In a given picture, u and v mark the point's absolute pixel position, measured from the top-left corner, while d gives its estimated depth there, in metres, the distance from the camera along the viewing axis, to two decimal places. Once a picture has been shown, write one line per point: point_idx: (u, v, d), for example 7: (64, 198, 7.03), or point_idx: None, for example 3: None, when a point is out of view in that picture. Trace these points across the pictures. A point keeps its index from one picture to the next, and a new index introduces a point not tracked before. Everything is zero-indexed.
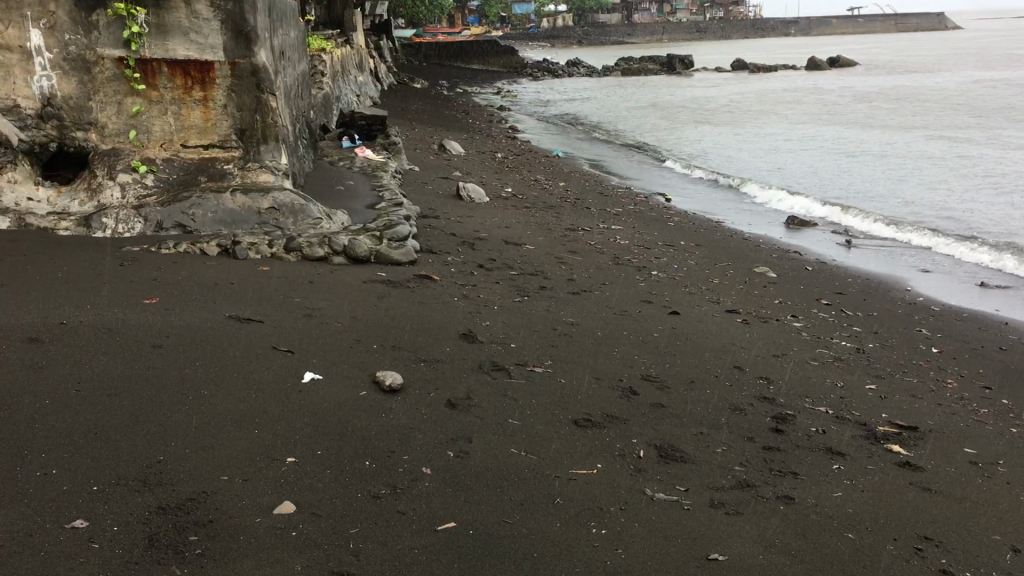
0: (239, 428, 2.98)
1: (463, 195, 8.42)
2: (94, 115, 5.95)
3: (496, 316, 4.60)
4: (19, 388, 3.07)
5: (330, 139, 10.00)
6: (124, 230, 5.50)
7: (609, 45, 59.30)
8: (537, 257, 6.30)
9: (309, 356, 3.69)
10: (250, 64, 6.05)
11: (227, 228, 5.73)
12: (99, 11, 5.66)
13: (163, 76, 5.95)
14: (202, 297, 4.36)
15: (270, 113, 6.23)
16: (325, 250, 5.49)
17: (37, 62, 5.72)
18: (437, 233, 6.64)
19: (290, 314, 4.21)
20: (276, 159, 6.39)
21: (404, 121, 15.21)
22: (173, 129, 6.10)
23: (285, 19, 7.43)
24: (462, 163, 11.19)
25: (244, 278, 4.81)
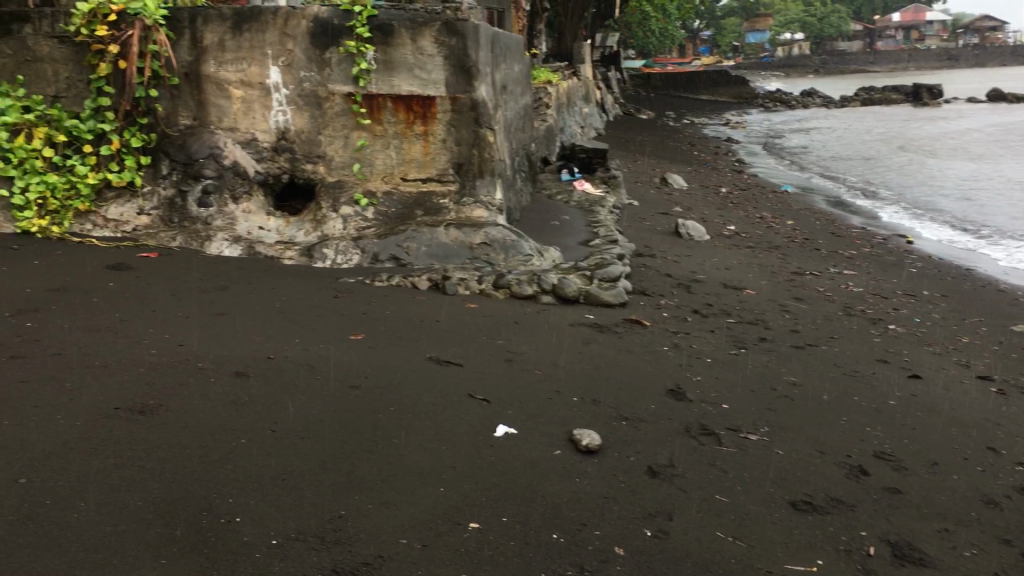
0: (424, 484, 2.84)
1: (683, 233, 8.07)
2: (323, 148, 6.14)
3: (709, 371, 4.24)
4: (220, 426, 3.09)
5: (550, 172, 9.97)
6: (342, 261, 5.63)
7: (849, 74, 56.59)
8: (758, 304, 5.86)
9: (505, 408, 3.51)
10: (471, 99, 5.99)
11: (439, 262, 5.72)
12: (331, 48, 5.90)
13: (387, 110, 6.01)
14: (405, 335, 4.31)
15: (488, 147, 6.09)
16: (533, 289, 5.32)
17: (275, 97, 6.05)
18: (652, 274, 6.34)
19: (491, 359, 4.06)
20: (492, 195, 6.20)
21: (627, 153, 15.00)
22: (395, 162, 6.11)
23: (508, 53, 7.45)
24: (685, 198, 10.82)
25: (450, 316, 4.74)
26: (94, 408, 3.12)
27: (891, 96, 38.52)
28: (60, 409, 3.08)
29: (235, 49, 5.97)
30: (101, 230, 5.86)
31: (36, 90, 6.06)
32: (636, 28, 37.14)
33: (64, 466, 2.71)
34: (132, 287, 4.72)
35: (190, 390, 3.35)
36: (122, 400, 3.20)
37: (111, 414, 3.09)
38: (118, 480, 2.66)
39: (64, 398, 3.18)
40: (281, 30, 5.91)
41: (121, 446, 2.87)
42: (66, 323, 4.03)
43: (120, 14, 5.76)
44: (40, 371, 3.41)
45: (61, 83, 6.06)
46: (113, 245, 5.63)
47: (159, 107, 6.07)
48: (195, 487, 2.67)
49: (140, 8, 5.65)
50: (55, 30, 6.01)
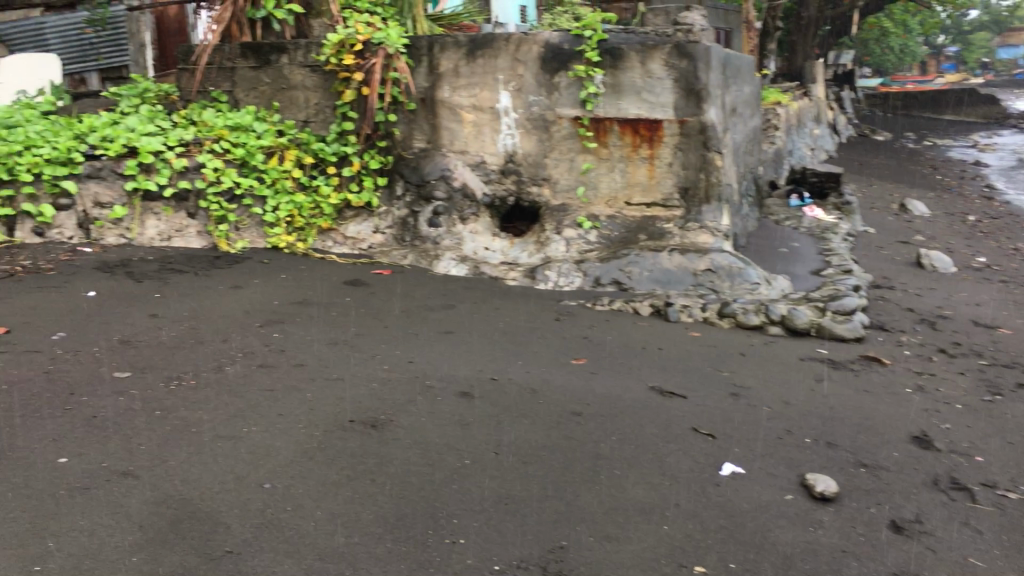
0: (648, 521, 2.77)
1: (925, 264, 7.53)
2: (548, 171, 6.20)
3: (960, 419, 3.88)
4: (446, 445, 3.15)
5: (779, 197, 9.61)
6: (564, 284, 5.66)
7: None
8: (1015, 345, 5.34)
9: (732, 445, 3.37)
10: (699, 122, 5.84)
11: (662, 288, 5.60)
12: (561, 73, 5.95)
13: (613, 133, 5.99)
14: (627, 362, 4.25)
15: (715, 171, 5.90)
16: (760, 319, 5.10)
17: (504, 121, 6.18)
18: (890, 307, 5.93)
19: (717, 392, 3.92)
20: (718, 221, 5.98)
21: (860, 177, 14.24)
22: (619, 186, 6.09)
23: (739, 75, 7.26)
24: (927, 226, 10.10)
25: (673, 345, 4.64)
26: (331, 419, 3.28)
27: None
28: (302, 419, 3.25)
29: (469, 75, 6.15)
30: (339, 247, 6.25)
31: (289, 115, 6.55)
32: (873, 45, 35.32)
33: (303, 473, 2.85)
34: (367, 303, 4.96)
35: (419, 408, 3.44)
36: (357, 414, 3.34)
37: (346, 426, 3.23)
38: (351, 492, 2.76)
39: (304, 408, 3.36)
40: (514, 55, 6.03)
41: (354, 458, 2.99)
42: (307, 336, 4.28)
43: (365, 44, 6.10)
44: (284, 381, 3.63)
45: (310, 109, 6.50)
46: (351, 262, 5.96)
47: (396, 131, 6.38)
48: (422, 505, 2.73)
49: (383, 38, 5.97)
50: (308, 60, 6.43)
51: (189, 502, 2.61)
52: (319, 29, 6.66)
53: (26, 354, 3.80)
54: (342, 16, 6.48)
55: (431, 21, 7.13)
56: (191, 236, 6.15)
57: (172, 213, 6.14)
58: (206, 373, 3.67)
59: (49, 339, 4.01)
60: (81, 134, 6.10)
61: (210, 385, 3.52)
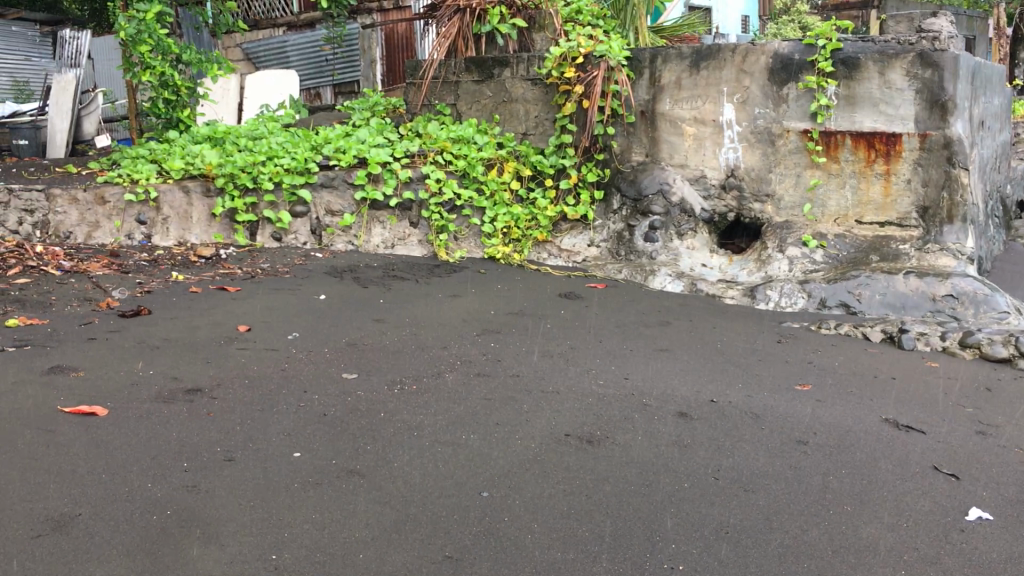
0: (883, 563, 2.55)
1: None
2: (773, 187, 5.95)
3: None
4: (663, 465, 3.06)
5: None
6: (786, 305, 5.41)
7: None
8: None
9: (979, 488, 3.06)
10: (943, 136, 5.43)
11: (895, 313, 5.23)
12: (790, 84, 5.73)
13: (846, 147, 5.65)
14: (857, 390, 3.98)
15: (960, 190, 5.44)
16: (1010, 351, 4.60)
17: (728, 135, 5.98)
18: None
19: (960, 429, 3.59)
20: (963, 242, 5.48)
21: None
22: (849, 203, 5.76)
23: (988, 85, 6.71)
24: None
25: (908, 375, 4.31)
26: (547, 432, 3.26)
27: None
28: (518, 430, 3.26)
29: (691, 87, 6.04)
30: (555, 258, 6.30)
31: (510, 128, 6.67)
32: None
33: (519, 484, 2.84)
34: (581, 316, 4.94)
35: (636, 426, 3.36)
36: (573, 427, 3.31)
37: (562, 440, 3.20)
38: (566, 507, 2.72)
39: (520, 419, 3.36)
40: (739, 66, 5.84)
41: (571, 473, 2.95)
42: (523, 346, 4.30)
43: (587, 56, 6.13)
44: (501, 390, 3.66)
45: (531, 122, 6.59)
46: (565, 274, 5.96)
47: (614, 144, 6.32)
48: (639, 526, 2.65)
49: (606, 50, 5.97)
50: (530, 73, 6.51)
51: (411, 504, 2.66)
52: (541, 42, 6.75)
53: (264, 351, 4.04)
54: (564, 30, 6.53)
55: (653, 34, 7.05)
56: (413, 244, 6.35)
57: (396, 223, 6.34)
58: (427, 378, 3.75)
59: (286, 338, 4.26)
60: (317, 146, 6.47)
61: (430, 390, 3.60)
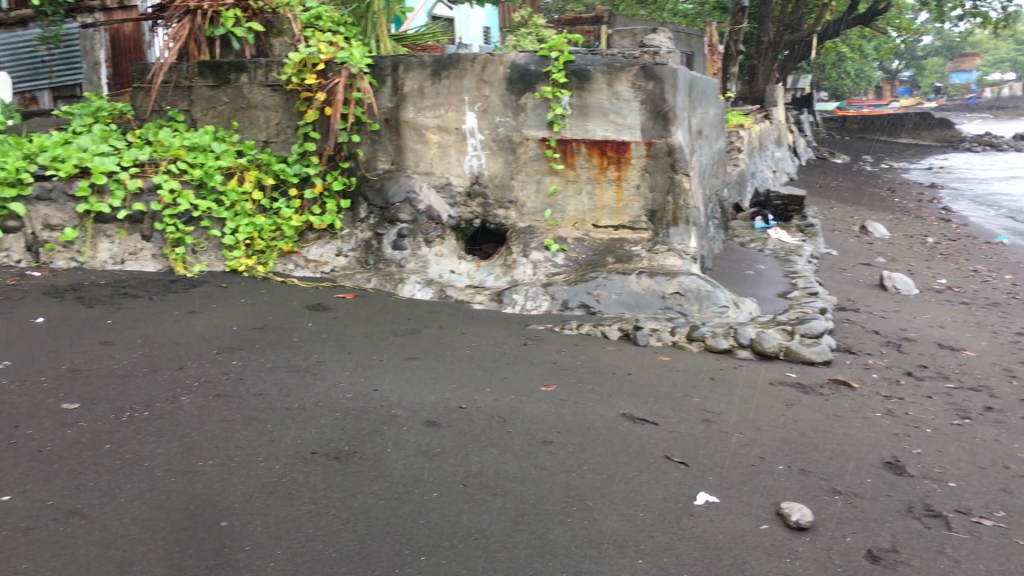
0: (622, 554, 2.67)
1: (888, 286, 7.60)
2: (515, 193, 6.17)
3: (932, 443, 3.83)
4: (412, 476, 3.04)
5: (742, 219, 9.67)
6: (532, 307, 5.63)
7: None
8: (980, 368, 5.35)
9: (706, 474, 3.29)
10: (666, 144, 5.84)
11: (630, 311, 5.61)
12: (527, 94, 5.95)
13: (581, 155, 5.97)
14: (598, 388, 4.18)
15: (683, 194, 5.91)
16: (729, 342, 5.16)
17: (470, 142, 6.15)
18: (856, 330, 5.94)
19: (688, 419, 3.84)
20: (686, 243, 6.01)
21: (820, 199, 14.37)
22: (586, 208, 6.06)
23: (705, 97, 7.31)
24: (888, 248, 10.20)
25: (643, 370, 4.61)
26: (292, 452, 3.15)
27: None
28: (261, 451, 3.12)
29: (434, 95, 6.13)
30: (302, 269, 6.12)
31: (250, 135, 6.43)
32: (831, 69, 35.77)
33: (262, 509, 2.72)
34: (329, 328, 4.84)
35: (385, 439, 3.32)
36: (319, 445, 3.22)
37: (308, 458, 3.11)
38: (313, 528, 2.64)
39: (263, 440, 3.23)
40: (479, 76, 6.02)
41: (317, 493, 2.86)
42: (268, 363, 4.15)
43: (328, 63, 6.00)
44: (243, 411, 3.50)
45: (272, 129, 6.39)
46: (312, 286, 5.81)
47: (359, 152, 6.28)
48: (387, 541, 2.61)
49: (347, 57, 5.87)
50: (269, 79, 6.32)
51: (140, 543, 2.47)
52: (281, 47, 6.58)
53: None
54: (303, 34, 6.35)
55: (395, 41, 7.05)
56: (146, 260, 5.97)
57: (126, 236, 5.97)
58: (160, 404, 3.51)
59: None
60: (30, 153, 5.86)
61: (164, 416, 3.38)
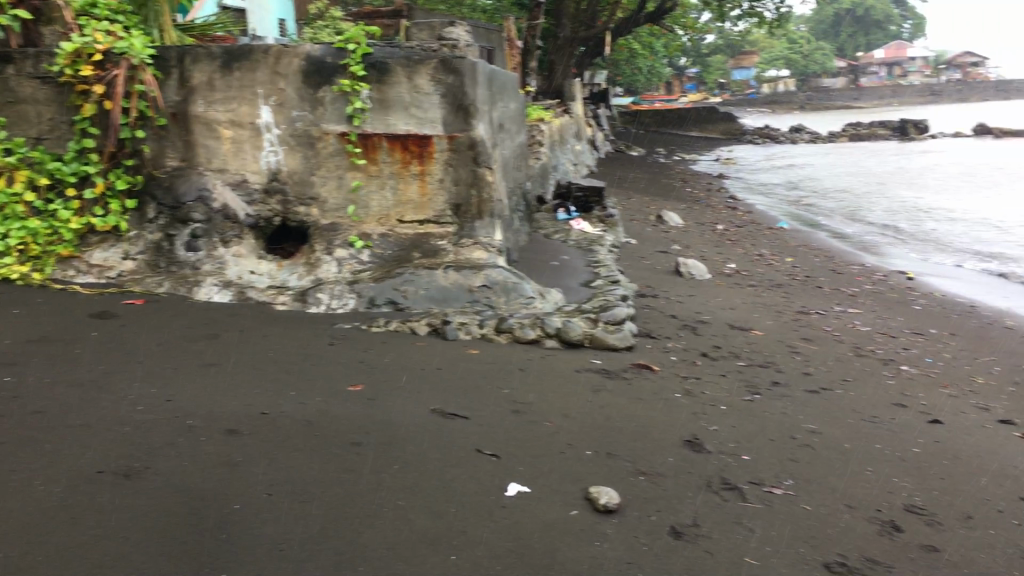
0: (436, 553, 2.63)
1: (683, 272, 7.97)
2: (316, 190, 6.05)
3: (727, 420, 4.03)
4: (212, 490, 2.87)
5: (545, 211, 9.87)
6: (337, 306, 5.53)
7: (835, 109, 57.17)
8: (767, 345, 5.70)
9: (517, 465, 3.30)
10: (468, 138, 5.96)
11: (438, 306, 5.61)
12: (324, 87, 5.83)
13: (383, 149, 5.94)
14: (406, 385, 4.13)
15: (486, 187, 6.06)
16: (537, 332, 5.26)
17: (266, 137, 5.97)
18: (655, 314, 6.19)
19: (497, 410, 3.85)
20: (490, 235, 6.17)
21: (619, 190, 14.91)
22: (390, 204, 6.05)
23: (504, 91, 7.42)
24: (681, 236, 10.70)
25: (452, 365, 4.62)
26: (76, 473, 2.90)
27: (880, 127, 38.42)
28: (39, 475, 2.86)
29: (224, 88, 5.89)
30: (84, 276, 5.70)
31: (19, 132, 5.90)
32: (624, 65, 37.22)
33: (41, 539, 2.49)
34: (118, 337, 4.53)
35: (182, 452, 3.13)
36: (105, 463, 2.99)
37: (94, 479, 2.87)
38: (101, 554, 2.44)
39: (42, 463, 2.96)
40: (273, 68, 5.84)
41: (105, 515, 2.64)
42: (45, 378, 3.81)
43: (104, 53, 5.60)
44: (18, 432, 3.19)
45: (44, 125, 5.89)
46: (97, 292, 5.45)
47: (145, 149, 5.95)
48: (185, 563, 2.45)
49: (126, 48, 5.50)
50: (39, 71, 5.83)
51: None
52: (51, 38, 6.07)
53: None
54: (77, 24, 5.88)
55: (180, 31, 6.69)
56: None
57: None
58: None
59: None
60: None
61: None
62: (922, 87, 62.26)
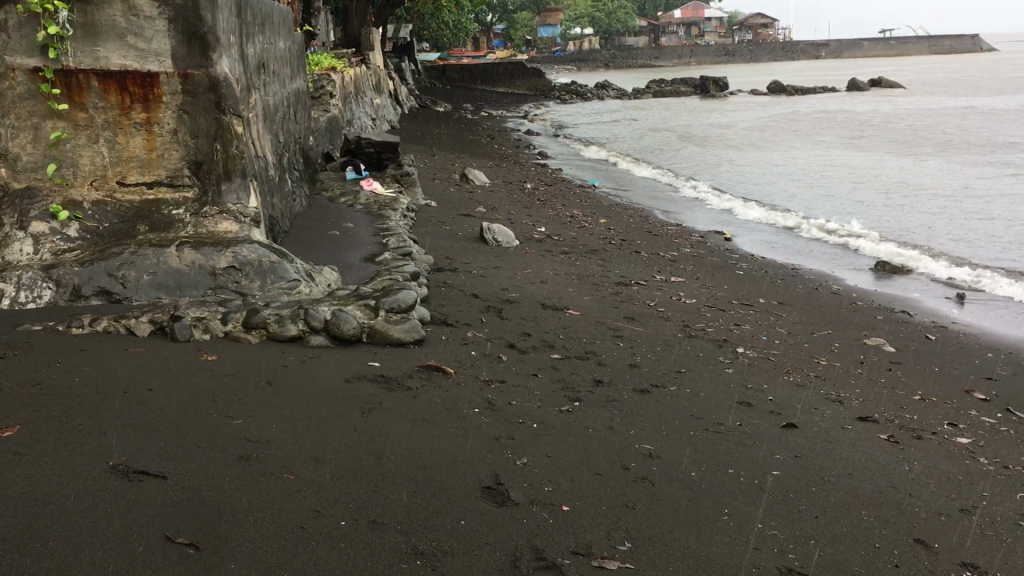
0: None
1: (488, 238, 6.98)
2: (3, 144, 4.58)
3: (540, 446, 3.02)
4: None
5: (332, 170, 8.62)
6: (27, 300, 4.13)
7: (637, 69, 58.04)
8: (584, 329, 4.77)
9: (225, 560, 2.14)
10: (207, 76, 4.64)
11: (169, 295, 4.30)
12: (6, 7, 4.40)
13: (92, 91, 4.56)
14: (86, 421, 2.86)
15: (234, 141, 4.77)
16: (298, 328, 4.09)
17: None
18: (453, 294, 5.13)
19: (216, 458, 2.64)
20: (243, 202, 4.87)
21: (422, 147, 13.76)
22: (107, 161, 4.69)
23: (267, 24, 6.13)
24: (487, 196, 9.70)
25: (171, 381, 3.37)
26: None
27: (682, 86, 39.05)
28: None
29: None
30: None
31: None
32: (428, 20, 35.80)
33: None
34: None
35: None
36: None
37: None
38: None
39: None
40: None
41: None
42: None
43: None
44: None
45: None
46: None
47: None
48: None
49: None
50: None
51: None
52: None
53: None
54: None
55: None
56: None
57: None
58: None
59: None
60: None
61: None
62: (717, 47, 64.25)
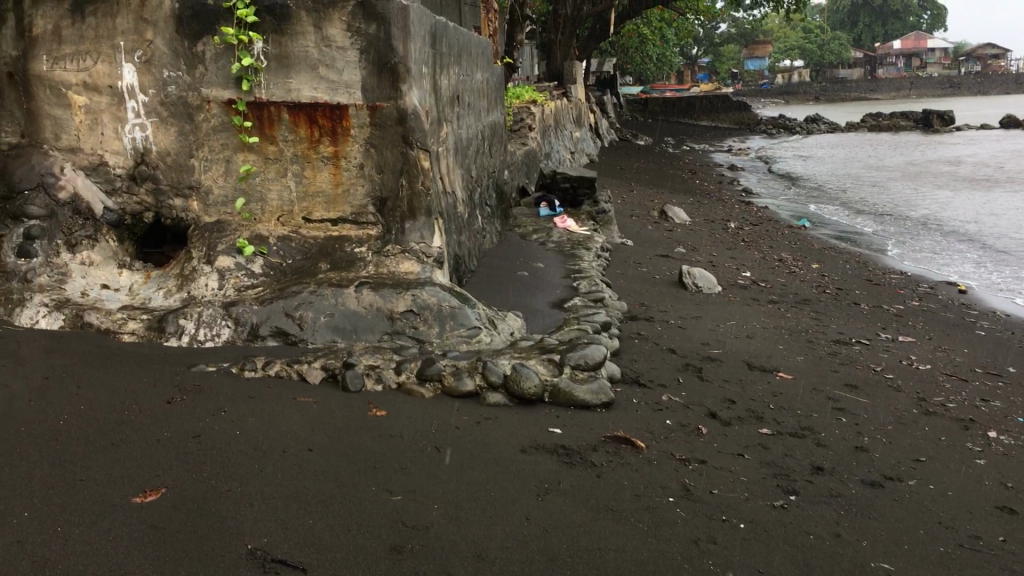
0: None
1: (688, 283, 6.43)
2: (197, 177, 4.54)
3: (750, 558, 2.47)
4: None
5: (526, 205, 8.35)
6: (206, 338, 4.00)
7: (851, 102, 55.28)
8: (799, 398, 4.14)
9: None
10: (397, 109, 4.39)
11: (345, 339, 4.07)
12: (204, 39, 4.33)
13: (283, 124, 4.42)
14: (235, 487, 2.59)
15: (421, 177, 4.49)
16: (474, 383, 3.72)
17: (129, 107, 4.44)
18: (648, 348, 4.64)
19: (366, 549, 2.29)
20: (427, 241, 4.58)
21: (621, 182, 13.35)
22: (293, 196, 4.54)
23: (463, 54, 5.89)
24: (688, 236, 9.13)
25: (333, 441, 3.07)
26: None
27: (902, 119, 36.66)
28: None
29: (75, 40, 4.41)
30: None
31: None
32: (634, 53, 35.50)
33: None
34: None
35: None
36: None
37: None
38: None
39: None
40: (137, 14, 4.30)
41: None
42: None
43: None
44: None
45: None
46: None
47: None
48: None
49: None
50: None
51: None
52: None
53: None
54: None
55: None
56: None
57: None
58: None
59: None
60: None
61: None
62: (941, 79, 60.23)
